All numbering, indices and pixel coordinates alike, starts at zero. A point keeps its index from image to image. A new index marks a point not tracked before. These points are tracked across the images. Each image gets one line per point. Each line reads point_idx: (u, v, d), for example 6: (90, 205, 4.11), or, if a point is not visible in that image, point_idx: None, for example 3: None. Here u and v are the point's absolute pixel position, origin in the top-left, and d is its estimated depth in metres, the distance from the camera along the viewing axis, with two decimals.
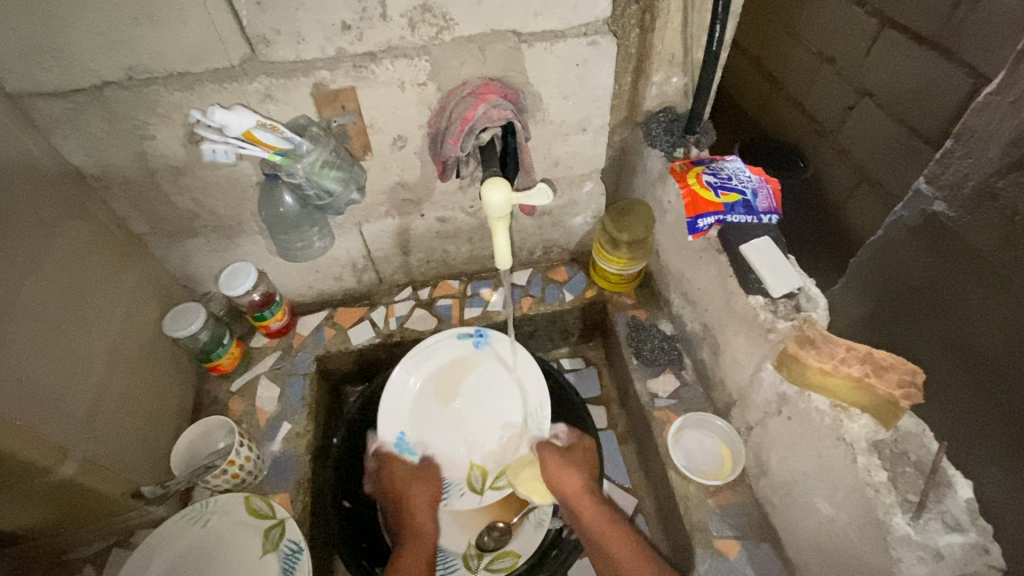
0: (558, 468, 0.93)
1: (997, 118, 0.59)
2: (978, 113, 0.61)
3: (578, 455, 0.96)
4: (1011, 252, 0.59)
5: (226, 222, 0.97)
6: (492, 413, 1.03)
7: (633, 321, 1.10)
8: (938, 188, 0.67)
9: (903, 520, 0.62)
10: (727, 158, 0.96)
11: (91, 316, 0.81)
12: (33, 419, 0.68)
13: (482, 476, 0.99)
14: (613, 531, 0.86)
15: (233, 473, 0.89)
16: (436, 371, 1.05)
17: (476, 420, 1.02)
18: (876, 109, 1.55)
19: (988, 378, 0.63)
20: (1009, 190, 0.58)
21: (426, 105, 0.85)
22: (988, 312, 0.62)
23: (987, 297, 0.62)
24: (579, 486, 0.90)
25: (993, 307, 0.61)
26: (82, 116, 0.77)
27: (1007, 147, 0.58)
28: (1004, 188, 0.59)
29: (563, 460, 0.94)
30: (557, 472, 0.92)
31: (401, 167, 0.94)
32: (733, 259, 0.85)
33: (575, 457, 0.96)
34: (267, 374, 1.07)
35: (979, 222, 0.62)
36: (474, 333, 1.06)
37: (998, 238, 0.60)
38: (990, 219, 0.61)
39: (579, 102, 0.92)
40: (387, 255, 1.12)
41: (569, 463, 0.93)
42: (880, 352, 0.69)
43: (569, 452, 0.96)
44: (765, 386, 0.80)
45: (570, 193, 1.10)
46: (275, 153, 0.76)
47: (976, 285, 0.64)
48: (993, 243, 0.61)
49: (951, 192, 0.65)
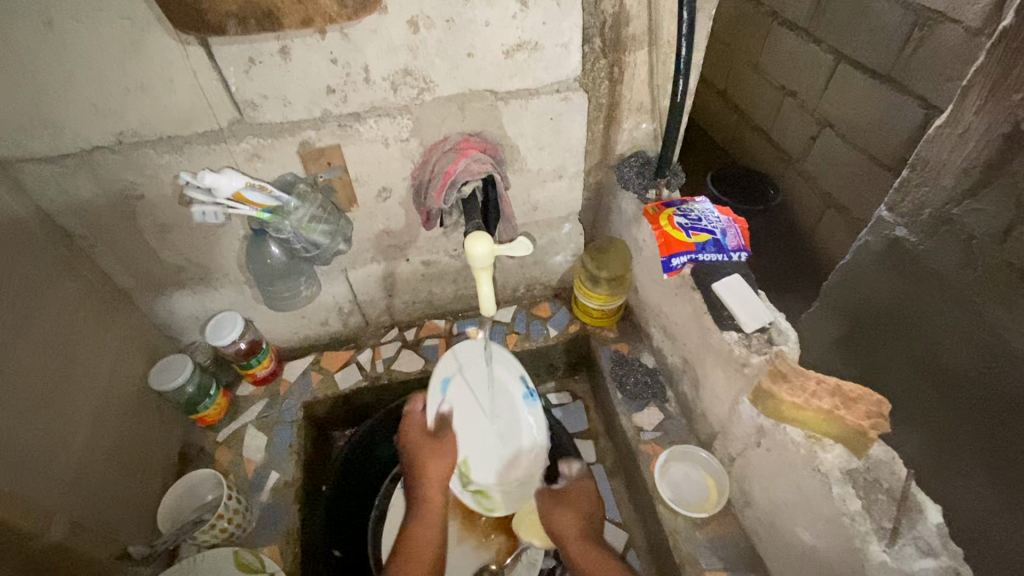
0: (551, 514, 0.93)
1: None
2: None
3: (574, 498, 0.95)
4: None
5: (212, 274, 0.98)
6: (504, 453, 0.98)
7: (616, 355, 1.13)
8: None
9: (880, 547, 0.64)
10: (696, 199, 1.00)
11: (76, 375, 0.81)
12: (19, 484, 0.67)
13: (467, 475, 0.97)
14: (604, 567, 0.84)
15: (223, 527, 0.87)
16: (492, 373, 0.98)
17: (487, 434, 0.97)
18: (839, 142, 1.64)
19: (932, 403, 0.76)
20: None
21: (408, 158, 0.89)
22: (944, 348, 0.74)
23: None
24: (574, 528, 0.91)
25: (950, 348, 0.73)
26: (71, 179, 0.79)
27: None
28: None
29: (567, 507, 0.93)
30: (552, 519, 0.93)
31: (386, 216, 0.97)
32: (707, 297, 0.89)
33: (568, 500, 0.94)
34: (254, 423, 1.06)
35: None
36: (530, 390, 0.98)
37: None
38: None
39: (554, 151, 0.97)
40: (373, 299, 1.14)
41: (563, 508, 0.93)
42: (847, 384, 0.73)
43: (563, 497, 0.95)
44: (744, 418, 0.83)
45: (549, 234, 1.14)
46: (264, 211, 0.79)
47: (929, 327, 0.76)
48: None
49: None
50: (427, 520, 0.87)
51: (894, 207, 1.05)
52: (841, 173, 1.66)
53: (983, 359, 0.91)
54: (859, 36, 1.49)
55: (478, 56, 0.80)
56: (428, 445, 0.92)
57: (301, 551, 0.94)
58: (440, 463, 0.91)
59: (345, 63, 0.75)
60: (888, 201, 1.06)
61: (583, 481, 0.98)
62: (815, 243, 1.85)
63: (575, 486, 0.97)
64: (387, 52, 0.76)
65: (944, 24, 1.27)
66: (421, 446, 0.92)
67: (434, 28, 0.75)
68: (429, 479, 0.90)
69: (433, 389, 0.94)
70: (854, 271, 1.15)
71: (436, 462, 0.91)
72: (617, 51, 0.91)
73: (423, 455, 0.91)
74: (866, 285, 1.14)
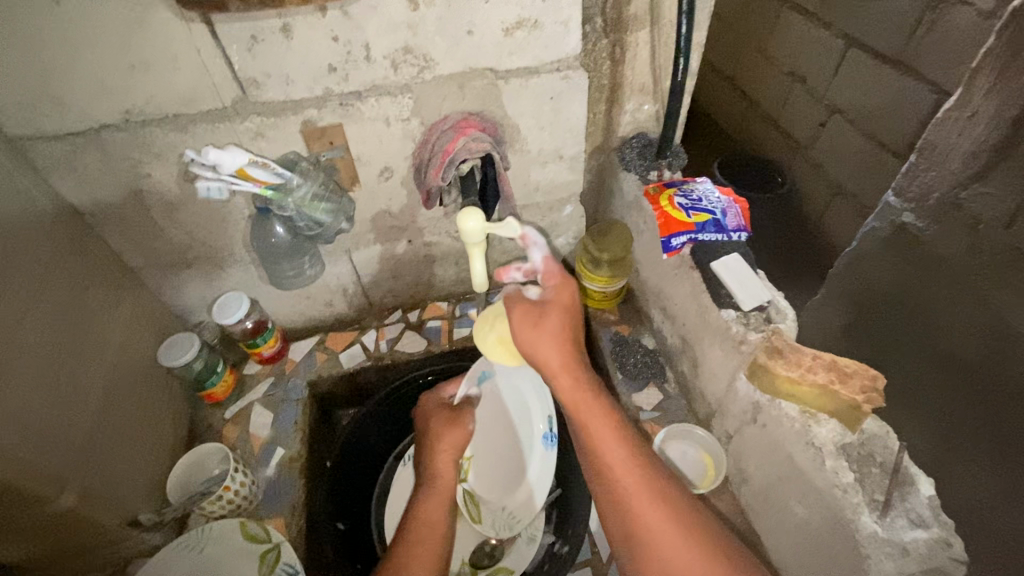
0: (532, 346, 0.76)
1: (956, 131, 0.72)
2: (937, 128, 0.74)
3: (552, 315, 0.75)
4: (975, 260, 0.74)
5: (219, 253, 1.00)
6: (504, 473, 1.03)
7: (617, 336, 1.13)
8: (906, 199, 0.82)
9: (871, 518, 0.65)
10: (697, 180, 1.01)
11: (87, 347, 0.83)
12: (35, 448, 0.70)
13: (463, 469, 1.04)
14: (593, 415, 0.74)
15: (229, 499, 0.90)
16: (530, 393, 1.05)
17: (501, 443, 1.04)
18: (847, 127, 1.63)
19: (976, 381, 0.77)
20: (974, 201, 0.72)
21: (410, 138, 0.90)
22: (957, 319, 0.79)
23: (960, 307, 0.78)
24: (558, 356, 0.75)
25: (965, 316, 0.77)
26: (80, 157, 0.81)
27: (967, 157, 0.71)
28: (969, 199, 0.72)
29: (546, 334, 0.75)
30: (533, 346, 0.76)
31: (388, 196, 0.98)
32: (705, 276, 0.89)
33: (550, 324, 0.75)
34: (260, 401, 1.09)
35: (948, 231, 0.76)
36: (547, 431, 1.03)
37: (966, 245, 0.74)
38: (958, 226, 0.75)
39: (555, 132, 0.98)
40: (376, 280, 1.16)
41: (544, 334, 0.75)
42: (843, 359, 0.75)
43: (542, 316, 0.76)
44: (740, 395, 0.84)
45: (551, 216, 1.14)
46: (267, 187, 0.80)
47: (937, 293, 0.82)
48: (961, 250, 0.75)
49: (917, 203, 0.80)
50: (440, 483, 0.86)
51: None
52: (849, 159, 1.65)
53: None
54: (868, 19, 1.47)
55: (478, 33, 0.80)
56: (442, 418, 0.93)
57: (306, 524, 0.96)
58: (453, 436, 0.91)
59: (345, 40, 0.76)
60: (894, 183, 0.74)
61: (557, 284, 0.77)
62: (822, 229, 1.83)
63: (554, 298, 0.77)
64: (388, 30, 0.76)
65: (955, 6, 1.25)
66: (441, 417, 0.93)
67: (434, 6, 0.75)
68: (443, 450, 0.89)
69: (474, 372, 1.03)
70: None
71: (449, 435, 0.91)
72: (619, 31, 0.91)
73: (435, 427, 0.92)
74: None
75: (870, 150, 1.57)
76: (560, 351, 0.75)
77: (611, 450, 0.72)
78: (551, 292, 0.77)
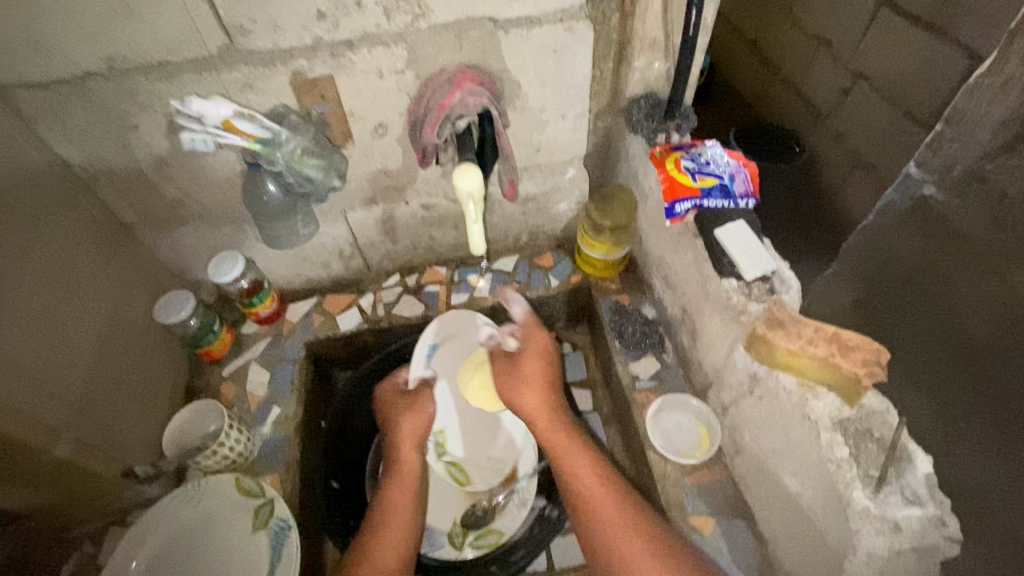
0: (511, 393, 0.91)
1: (987, 98, 0.53)
2: (968, 92, 0.55)
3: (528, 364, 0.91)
4: (1009, 245, 0.52)
5: (213, 211, 0.98)
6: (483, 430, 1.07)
7: (616, 305, 1.11)
8: (929, 171, 0.60)
9: (864, 494, 0.64)
10: (707, 143, 0.95)
11: (79, 300, 0.83)
12: (26, 400, 0.70)
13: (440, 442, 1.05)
14: (566, 447, 0.86)
15: (224, 454, 0.91)
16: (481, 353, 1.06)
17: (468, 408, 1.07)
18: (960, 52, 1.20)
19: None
20: (1001, 174, 0.52)
21: (405, 92, 0.86)
22: (976, 314, 0.56)
23: (972, 297, 0.56)
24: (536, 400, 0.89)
25: (986, 309, 0.54)
26: (66, 106, 0.78)
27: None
28: (994, 172, 0.52)
29: (524, 378, 0.91)
30: (514, 391, 0.90)
31: (384, 154, 0.95)
32: (709, 243, 0.86)
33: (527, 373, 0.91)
34: (257, 360, 1.09)
35: (972, 208, 0.55)
36: None
37: (988, 225, 0.54)
38: (981, 205, 0.54)
39: (558, 89, 0.93)
40: (373, 242, 1.13)
41: (523, 382, 0.90)
42: (847, 332, 0.69)
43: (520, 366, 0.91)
44: (738, 366, 0.82)
45: (553, 178, 1.11)
46: (255, 141, 0.78)
47: (955, 275, 0.58)
48: (983, 232, 0.54)
49: (941, 176, 0.58)
50: (406, 476, 0.89)
51: (925, 160, 0.60)
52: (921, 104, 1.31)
53: (998, 334, 0.54)
54: None
55: None
56: (403, 404, 0.96)
57: (299, 483, 0.97)
58: (417, 425, 0.93)
59: None
60: (919, 152, 0.62)
61: (532, 335, 0.93)
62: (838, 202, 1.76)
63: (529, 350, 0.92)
64: None
65: None
66: (401, 405, 0.96)
67: None
68: (405, 438, 0.92)
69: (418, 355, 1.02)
70: (884, 236, 0.66)
71: (410, 424, 0.93)
72: None
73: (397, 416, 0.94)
74: (892, 255, 0.65)
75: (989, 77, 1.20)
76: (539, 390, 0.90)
77: (587, 481, 0.82)
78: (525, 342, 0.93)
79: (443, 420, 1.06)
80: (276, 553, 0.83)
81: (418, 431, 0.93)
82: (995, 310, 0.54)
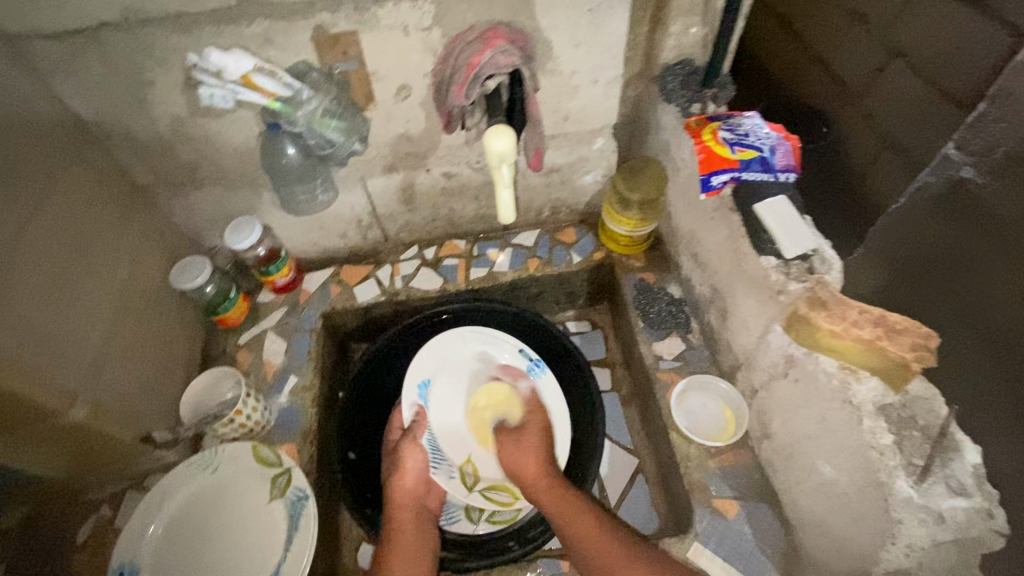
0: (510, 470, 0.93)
1: None
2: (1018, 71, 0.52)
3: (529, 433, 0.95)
4: None
5: (229, 174, 0.96)
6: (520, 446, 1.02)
7: (641, 284, 1.07)
8: (965, 153, 0.57)
9: (906, 483, 0.62)
10: (746, 114, 0.90)
11: (94, 262, 0.81)
12: (43, 361, 0.69)
13: (472, 472, 0.99)
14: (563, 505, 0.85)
15: (241, 423, 0.90)
16: (483, 364, 1.06)
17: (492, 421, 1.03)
18: (901, 72, 0.67)
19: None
20: None
21: (430, 52, 0.82)
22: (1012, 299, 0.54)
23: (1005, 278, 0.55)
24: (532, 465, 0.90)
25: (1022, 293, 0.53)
26: (80, 59, 0.75)
27: None
28: None
29: (517, 448, 0.93)
30: (512, 459, 0.93)
31: (405, 119, 0.91)
32: (747, 218, 0.82)
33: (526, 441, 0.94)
34: (274, 329, 1.07)
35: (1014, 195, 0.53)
36: (532, 360, 1.04)
37: None
38: None
39: (591, 51, 0.89)
40: (392, 212, 1.10)
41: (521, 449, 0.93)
42: (893, 315, 0.66)
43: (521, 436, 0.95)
44: (773, 347, 0.79)
45: (579, 149, 1.06)
46: (275, 100, 0.74)
47: (990, 256, 0.56)
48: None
49: (980, 158, 0.56)
50: (398, 538, 0.86)
51: (964, 141, 0.57)
52: (890, 115, 0.69)
53: None
54: None
55: None
56: (393, 462, 0.95)
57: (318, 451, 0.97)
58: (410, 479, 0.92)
59: None
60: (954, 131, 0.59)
61: (535, 411, 0.98)
62: None
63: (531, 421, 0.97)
64: None
65: None
66: (386, 465, 0.96)
67: None
68: (398, 493, 0.91)
69: (409, 391, 1.00)
70: (908, 216, 0.65)
71: (404, 477, 0.93)
72: None
73: (389, 470, 0.95)
74: (912, 232, 0.65)
75: (907, 93, 0.66)
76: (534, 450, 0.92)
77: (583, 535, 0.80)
78: (527, 419, 0.98)
79: (465, 451, 1.00)
80: (293, 522, 0.82)
81: (407, 486, 0.92)
82: (1015, 298, 0.54)
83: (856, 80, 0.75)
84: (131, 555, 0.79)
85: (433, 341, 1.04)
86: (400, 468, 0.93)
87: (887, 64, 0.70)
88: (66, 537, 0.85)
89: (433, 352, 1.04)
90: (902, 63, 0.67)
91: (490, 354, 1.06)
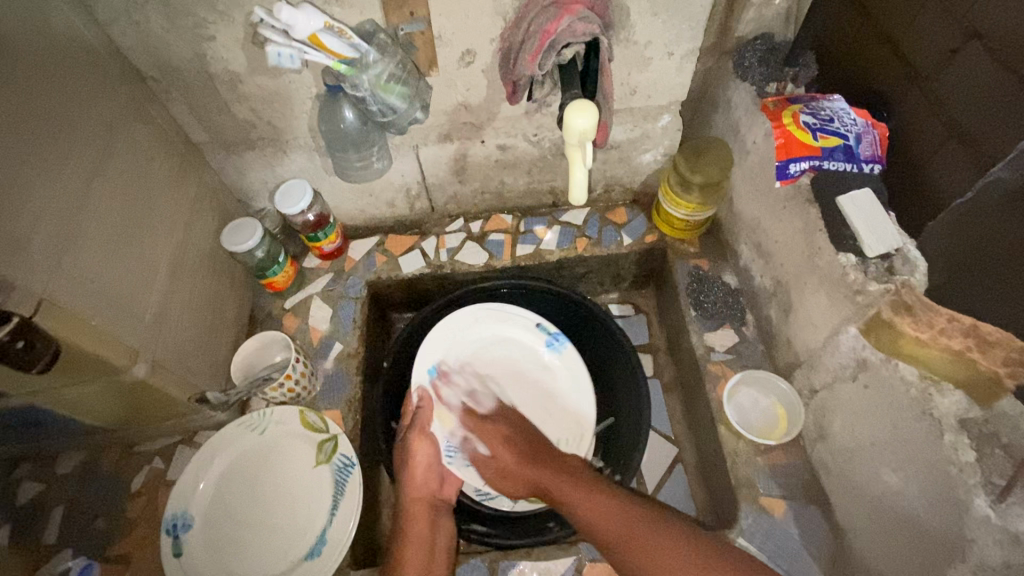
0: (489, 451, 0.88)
1: None
2: None
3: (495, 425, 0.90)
4: None
5: (283, 135, 0.94)
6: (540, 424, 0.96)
7: (695, 271, 1.03)
8: None
9: (983, 501, 0.58)
10: (831, 97, 0.83)
11: (153, 219, 0.80)
12: (110, 317, 0.70)
13: None
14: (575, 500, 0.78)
15: (289, 387, 0.90)
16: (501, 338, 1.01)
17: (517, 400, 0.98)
18: (980, 51, 0.60)
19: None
20: None
21: (500, 15, 0.78)
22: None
23: None
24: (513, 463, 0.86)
25: None
26: (142, 9, 0.73)
27: None
28: None
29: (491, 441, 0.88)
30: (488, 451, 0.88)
31: (466, 86, 0.88)
32: (825, 210, 0.77)
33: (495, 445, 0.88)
34: (319, 295, 1.07)
35: None
36: (553, 333, 0.99)
37: None
38: None
39: (670, 21, 0.83)
40: (442, 182, 1.07)
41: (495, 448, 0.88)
42: (988, 323, 0.59)
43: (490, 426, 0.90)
44: (843, 349, 0.76)
45: (643, 126, 1.02)
46: (340, 61, 0.71)
47: None
48: None
49: None
50: (410, 537, 0.82)
51: None
52: (964, 100, 0.63)
53: None
54: None
55: None
56: (400, 453, 0.90)
57: (359, 420, 0.97)
58: (420, 472, 0.88)
59: None
60: None
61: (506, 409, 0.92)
62: None
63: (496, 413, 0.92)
64: None
65: None
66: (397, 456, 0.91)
67: None
68: (409, 486, 0.87)
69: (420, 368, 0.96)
70: (974, 210, 0.61)
71: (415, 470, 0.88)
72: None
73: (401, 459, 0.90)
74: (976, 224, 0.61)
75: (984, 79, 0.60)
76: (512, 433, 0.88)
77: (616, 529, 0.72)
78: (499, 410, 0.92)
79: None
80: (337, 487, 0.84)
81: (418, 480, 0.88)
82: None
83: (922, 63, 0.69)
84: (184, 506, 0.82)
85: (450, 318, 1.00)
86: (410, 461, 0.88)
87: (962, 46, 0.63)
88: (122, 485, 0.88)
89: (449, 331, 1.00)
90: (980, 45, 0.60)
91: (511, 333, 1.01)
